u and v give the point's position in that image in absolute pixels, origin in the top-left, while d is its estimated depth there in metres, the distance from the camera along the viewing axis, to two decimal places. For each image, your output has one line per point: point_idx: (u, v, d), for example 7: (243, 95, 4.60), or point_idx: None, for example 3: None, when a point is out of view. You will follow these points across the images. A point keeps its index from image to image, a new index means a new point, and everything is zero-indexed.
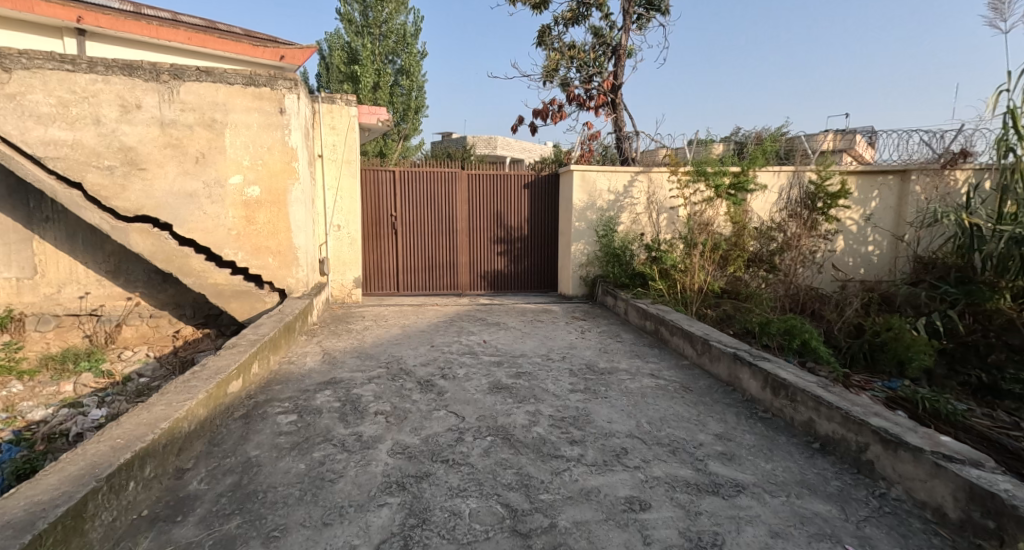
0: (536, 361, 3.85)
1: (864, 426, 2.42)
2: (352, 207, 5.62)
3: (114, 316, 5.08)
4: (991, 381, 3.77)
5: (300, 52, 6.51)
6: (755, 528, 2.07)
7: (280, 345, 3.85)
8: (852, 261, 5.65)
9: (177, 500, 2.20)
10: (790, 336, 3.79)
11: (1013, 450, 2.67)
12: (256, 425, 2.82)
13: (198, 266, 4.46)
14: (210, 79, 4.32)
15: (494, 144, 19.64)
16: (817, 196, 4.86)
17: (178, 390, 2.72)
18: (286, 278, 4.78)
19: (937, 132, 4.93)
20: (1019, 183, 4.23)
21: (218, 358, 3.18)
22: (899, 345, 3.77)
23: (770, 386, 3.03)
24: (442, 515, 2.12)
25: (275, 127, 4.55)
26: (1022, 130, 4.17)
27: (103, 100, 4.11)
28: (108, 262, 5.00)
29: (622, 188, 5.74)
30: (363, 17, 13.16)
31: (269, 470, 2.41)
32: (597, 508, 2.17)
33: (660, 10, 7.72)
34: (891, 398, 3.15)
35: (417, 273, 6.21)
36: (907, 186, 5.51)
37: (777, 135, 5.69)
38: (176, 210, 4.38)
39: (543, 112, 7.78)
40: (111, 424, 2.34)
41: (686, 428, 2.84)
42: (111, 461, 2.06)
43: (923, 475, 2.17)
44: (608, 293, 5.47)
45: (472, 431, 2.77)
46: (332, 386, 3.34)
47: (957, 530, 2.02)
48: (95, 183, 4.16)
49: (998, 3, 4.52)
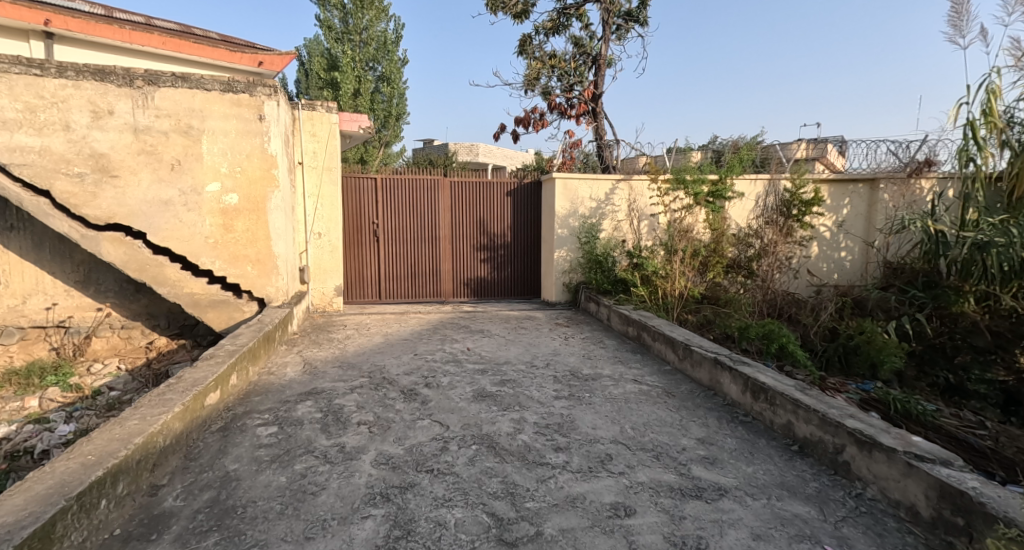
0: (520, 368, 3.85)
1: (841, 428, 2.48)
2: (333, 214, 5.56)
3: (83, 328, 4.93)
4: (958, 382, 3.93)
5: (279, 59, 6.49)
6: (737, 530, 2.10)
7: (259, 355, 3.77)
8: (826, 266, 5.81)
9: (151, 518, 2.13)
10: (769, 340, 3.86)
11: (979, 448, 2.77)
12: (234, 438, 2.75)
13: (173, 276, 4.36)
14: (186, 85, 4.25)
15: (475, 151, 19.71)
16: (792, 203, 5.09)
17: (152, 404, 2.64)
18: (266, 287, 4.70)
19: (903, 143, 5.12)
20: (979, 192, 4.42)
21: (195, 370, 3.09)
22: (871, 348, 3.88)
23: (750, 389, 3.09)
24: (427, 526, 2.09)
25: (253, 134, 4.49)
26: (981, 140, 4.36)
27: (73, 106, 4.00)
28: (77, 272, 4.85)
29: (604, 195, 5.81)
30: (343, 24, 13.10)
31: (248, 484, 2.36)
32: (582, 515, 2.18)
33: (639, 21, 7.88)
34: (865, 400, 3.21)
35: (399, 281, 6.16)
36: (877, 194, 5.68)
37: (753, 143, 5.76)
38: (151, 219, 4.27)
39: (524, 120, 7.84)
40: (81, 440, 2.26)
41: (669, 433, 2.87)
42: (82, 479, 1.98)
43: (896, 475, 2.23)
44: (591, 299, 5.52)
45: (457, 440, 2.75)
46: (313, 397, 3.29)
47: (929, 528, 2.09)
48: (64, 191, 4.03)
49: (957, 20, 4.73)
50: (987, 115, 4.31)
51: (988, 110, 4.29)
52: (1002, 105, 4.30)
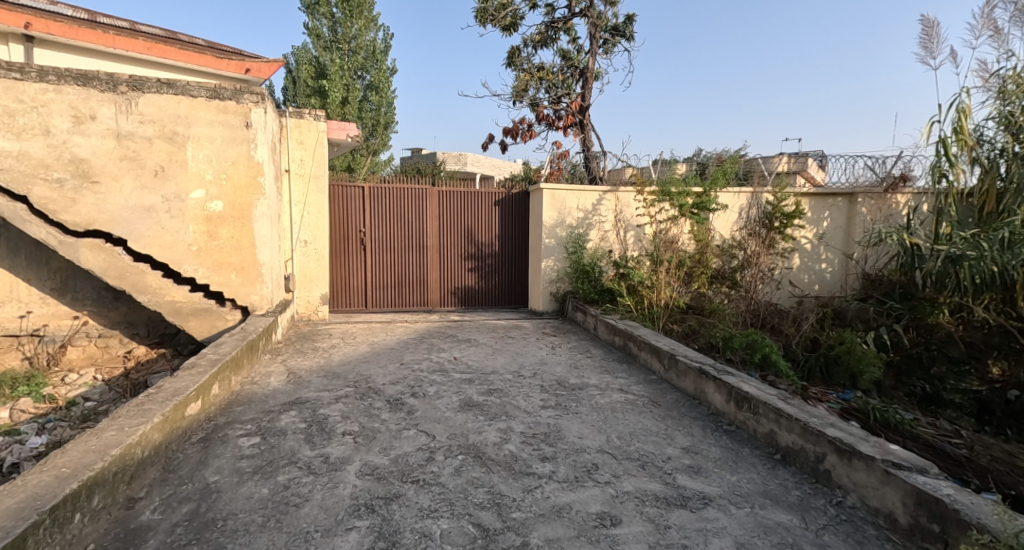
0: (507, 377, 3.84)
1: (822, 437, 2.52)
2: (319, 222, 5.52)
3: (58, 336, 4.81)
4: (934, 391, 4.08)
5: (267, 66, 6.42)
6: (722, 539, 2.12)
7: (242, 364, 3.71)
8: (807, 277, 5.93)
9: (128, 532, 2.07)
10: (752, 350, 3.89)
11: (954, 456, 2.83)
12: (215, 449, 2.70)
13: (155, 283, 4.28)
14: (172, 91, 4.21)
15: (463, 160, 19.78)
16: (774, 216, 5.24)
17: (131, 415, 2.58)
18: (250, 295, 4.65)
19: (880, 158, 5.37)
20: (952, 207, 4.53)
21: (175, 380, 3.03)
22: (851, 359, 3.94)
23: (734, 399, 3.12)
24: (412, 537, 2.07)
25: (239, 141, 4.46)
26: (953, 157, 4.52)
27: (54, 110, 3.94)
28: (53, 279, 4.74)
29: (591, 206, 5.86)
30: (332, 33, 13.11)
31: (229, 496, 2.31)
32: (568, 524, 2.17)
33: (625, 36, 8.02)
34: (846, 409, 3.27)
35: (387, 289, 6.13)
36: (854, 207, 5.80)
37: (736, 156, 5.91)
38: (132, 226, 4.19)
39: (512, 130, 7.90)
40: (55, 452, 2.20)
41: (655, 442, 2.89)
42: (55, 492, 1.93)
43: (875, 482, 2.27)
44: (578, 309, 5.55)
45: (443, 450, 2.74)
46: (298, 406, 3.25)
47: (907, 535, 2.13)
48: (42, 197, 3.95)
49: (927, 42, 4.91)
50: (958, 133, 4.49)
51: (958, 129, 4.48)
52: (972, 124, 4.48)
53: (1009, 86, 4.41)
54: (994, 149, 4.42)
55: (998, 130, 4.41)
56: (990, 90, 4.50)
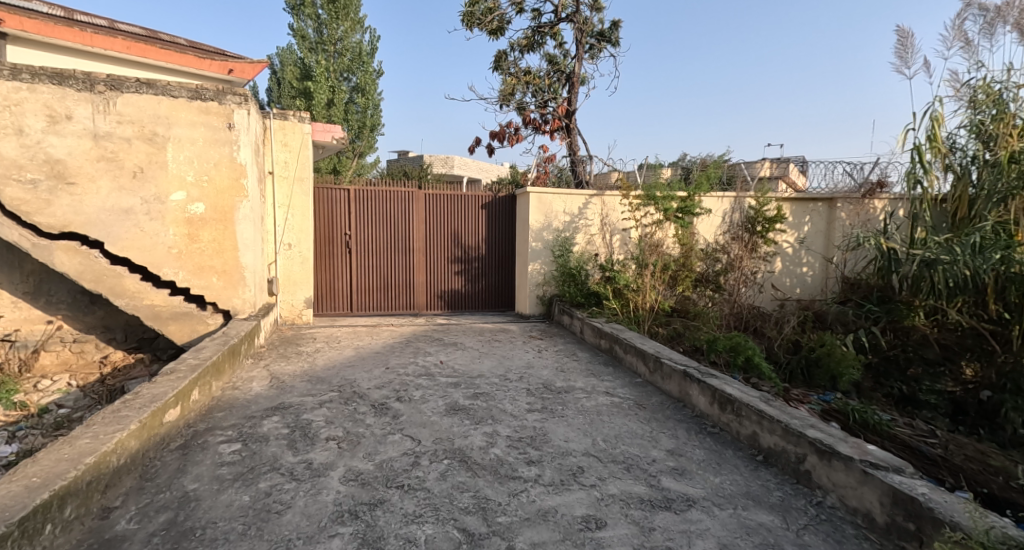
0: (493, 381, 3.83)
1: (803, 438, 2.55)
2: (303, 224, 5.45)
3: (31, 342, 4.67)
4: (910, 392, 4.15)
5: (250, 67, 6.39)
6: (705, 540, 2.13)
7: (223, 370, 3.64)
8: (789, 280, 6.03)
9: (102, 542, 2.02)
10: (735, 352, 3.94)
11: (930, 455, 2.89)
12: (195, 456, 2.64)
13: (132, 287, 4.19)
14: (152, 91, 4.13)
15: (450, 163, 19.82)
16: (756, 220, 5.37)
17: (106, 422, 2.52)
18: (232, 299, 4.57)
19: (858, 164, 5.51)
20: (926, 212, 4.64)
21: (154, 386, 2.97)
22: (831, 361, 4.02)
23: (718, 401, 3.15)
24: (396, 543, 2.05)
25: (221, 142, 4.39)
26: (927, 163, 4.63)
27: (28, 110, 3.84)
28: (26, 282, 4.61)
29: (577, 209, 5.90)
30: (317, 34, 13.02)
31: (208, 504, 2.26)
32: (554, 528, 2.17)
33: (611, 41, 8.11)
34: (827, 410, 3.32)
35: (373, 293, 6.08)
36: (834, 213, 5.95)
37: (720, 161, 5.98)
38: (109, 228, 4.10)
39: (499, 134, 7.92)
40: (25, 462, 2.13)
41: (640, 445, 2.91)
42: (25, 503, 1.87)
43: (853, 482, 2.31)
44: (564, 312, 5.56)
45: (428, 455, 2.72)
46: (280, 412, 3.20)
47: (884, 533, 2.16)
48: (14, 198, 3.84)
49: (902, 52, 5.04)
50: (932, 140, 4.62)
51: (932, 136, 4.60)
52: (945, 132, 4.61)
53: (980, 96, 4.53)
54: (966, 156, 4.54)
55: (969, 137, 4.54)
56: (961, 100, 4.63)
